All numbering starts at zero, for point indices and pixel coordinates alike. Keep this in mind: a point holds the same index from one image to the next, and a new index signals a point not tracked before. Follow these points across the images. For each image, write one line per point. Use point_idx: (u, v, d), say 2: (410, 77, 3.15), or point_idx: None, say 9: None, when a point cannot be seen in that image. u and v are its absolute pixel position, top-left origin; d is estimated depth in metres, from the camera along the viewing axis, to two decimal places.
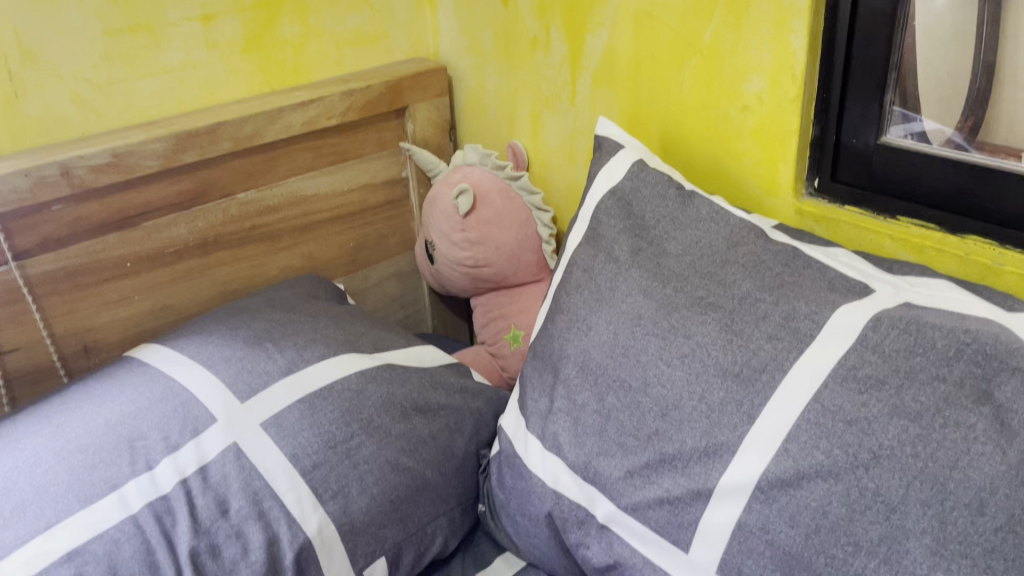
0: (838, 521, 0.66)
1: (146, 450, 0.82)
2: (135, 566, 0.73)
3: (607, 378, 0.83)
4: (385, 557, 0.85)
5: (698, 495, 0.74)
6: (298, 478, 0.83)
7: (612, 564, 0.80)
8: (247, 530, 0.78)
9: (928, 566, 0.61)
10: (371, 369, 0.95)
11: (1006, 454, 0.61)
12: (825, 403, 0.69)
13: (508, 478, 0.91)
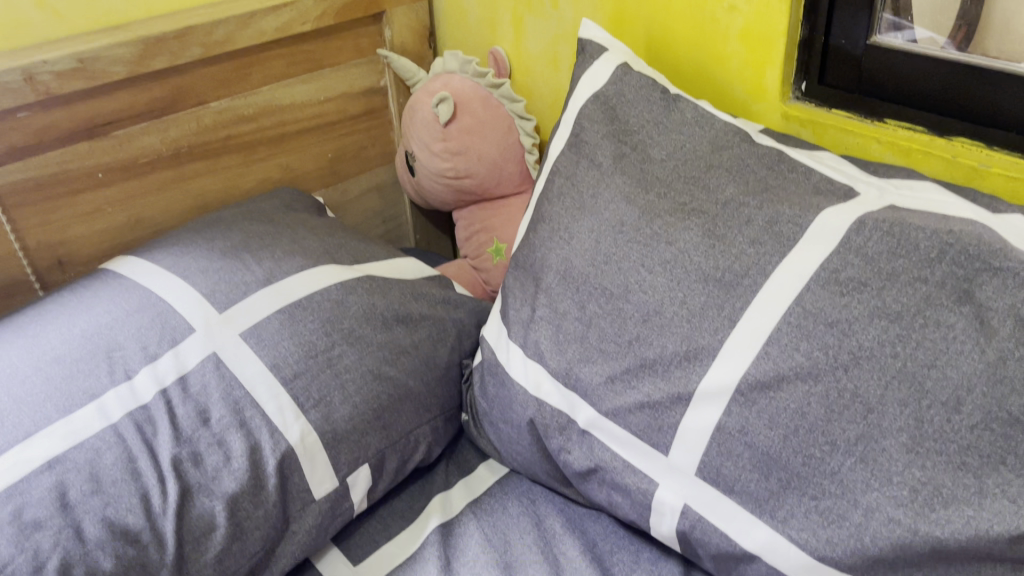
0: (816, 421, 0.66)
1: (123, 360, 0.82)
2: (117, 473, 0.74)
3: (588, 285, 0.82)
4: (368, 464, 0.85)
5: (678, 399, 0.74)
6: (279, 387, 0.83)
7: (594, 468, 0.81)
8: (229, 438, 0.79)
9: (904, 464, 0.62)
10: (351, 280, 0.94)
11: (984, 352, 0.61)
12: (807, 306, 0.68)
13: (490, 387, 0.91)
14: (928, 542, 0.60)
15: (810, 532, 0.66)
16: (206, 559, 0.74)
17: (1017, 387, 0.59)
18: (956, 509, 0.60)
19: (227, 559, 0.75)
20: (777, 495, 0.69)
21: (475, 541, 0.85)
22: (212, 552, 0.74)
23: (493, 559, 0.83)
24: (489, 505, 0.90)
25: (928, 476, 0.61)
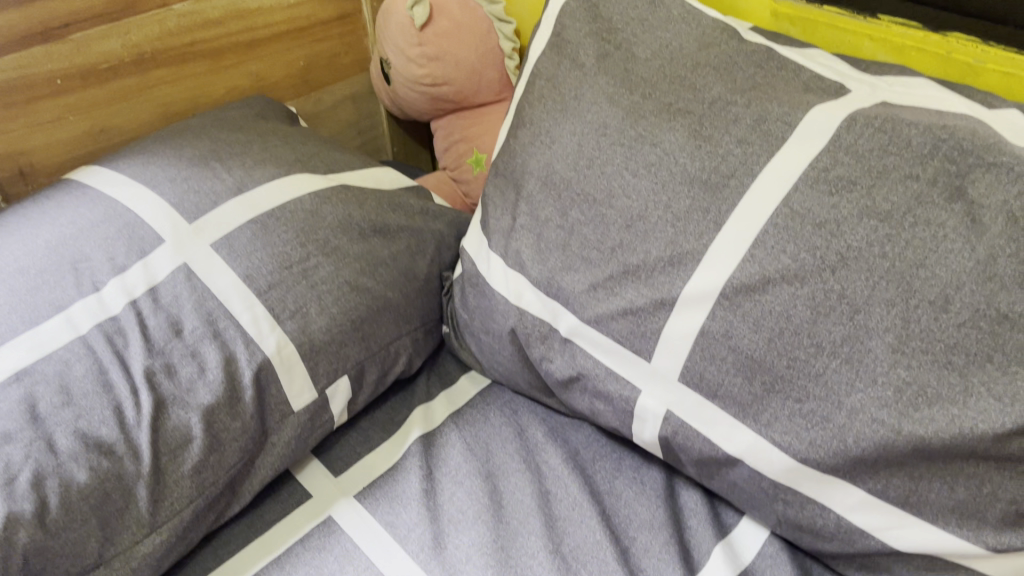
0: (802, 324, 0.65)
1: (91, 271, 0.79)
2: (89, 385, 0.72)
3: (570, 191, 0.80)
4: (347, 376, 0.84)
5: (661, 304, 0.72)
6: (253, 298, 0.80)
7: (576, 377, 0.80)
8: (203, 350, 0.77)
9: (889, 365, 0.61)
10: (325, 189, 0.91)
11: (975, 250, 0.59)
12: (794, 207, 0.67)
13: (471, 299, 0.89)
14: (911, 442, 0.60)
15: (793, 435, 0.66)
16: (184, 470, 0.73)
17: (1007, 285, 0.58)
18: (940, 409, 0.59)
19: (205, 470, 0.74)
20: (760, 399, 0.68)
21: (457, 452, 0.85)
22: (189, 464, 0.73)
23: (475, 468, 0.83)
24: (471, 417, 0.89)
25: (913, 376, 0.60)
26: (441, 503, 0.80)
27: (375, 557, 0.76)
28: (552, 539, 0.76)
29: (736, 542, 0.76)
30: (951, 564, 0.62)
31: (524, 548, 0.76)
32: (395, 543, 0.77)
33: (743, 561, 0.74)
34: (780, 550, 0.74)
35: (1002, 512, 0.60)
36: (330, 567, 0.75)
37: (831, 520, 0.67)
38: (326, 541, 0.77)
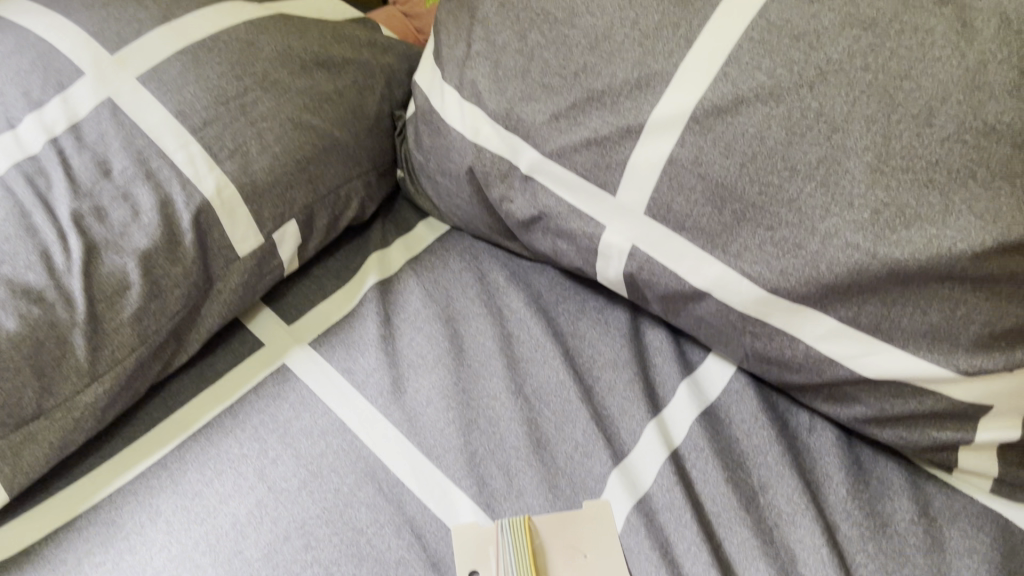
0: (776, 147, 0.61)
1: (5, 108, 0.75)
2: (10, 229, 0.68)
3: (530, 13, 0.73)
4: (296, 220, 0.79)
5: (628, 133, 0.67)
6: (188, 136, 0.74)
7: (538, 216, 0.76)
8: (135, 191, 0.71)
9: (867, 186, 0.58)
10: (263, 20, 0.83)
11: (964, 57, 0.55)
12: (771, 19, 0.61)
13: (425, 138, 0.83)
14: (887, 266, 0.57)
15: (764, 264, 0.63)
16: (123, 318, 0.69)
17: (996, 94, 0.54)
18: (919, 229, 0.56)
19: (147, 318, 0.70)
20: (730, 228, 0.64)
21: (416, 297, 0.82)
22: (129, 311, 0.69)
23: (434, 313, 0.80)
24: (429, 262, 0.85)
25: (892, 196, 0.57)
26: (400, 348, 0.78)
27: (333, 404, 0.74)
28: (515, 381, 0.75)
29: (702, 378, 0.74)
30: (919, 390, 0.61)
31: (486, 390, 0.74)
32: (353, 389, 0.75)
33: (708, 397, 0.73)
34: (747, 385, 0.73)
35: (975, 334, 0.58)
36: (285, 415, 0.73)
37: (800, 351, 0.65)
38: (281, 389, 0.75)
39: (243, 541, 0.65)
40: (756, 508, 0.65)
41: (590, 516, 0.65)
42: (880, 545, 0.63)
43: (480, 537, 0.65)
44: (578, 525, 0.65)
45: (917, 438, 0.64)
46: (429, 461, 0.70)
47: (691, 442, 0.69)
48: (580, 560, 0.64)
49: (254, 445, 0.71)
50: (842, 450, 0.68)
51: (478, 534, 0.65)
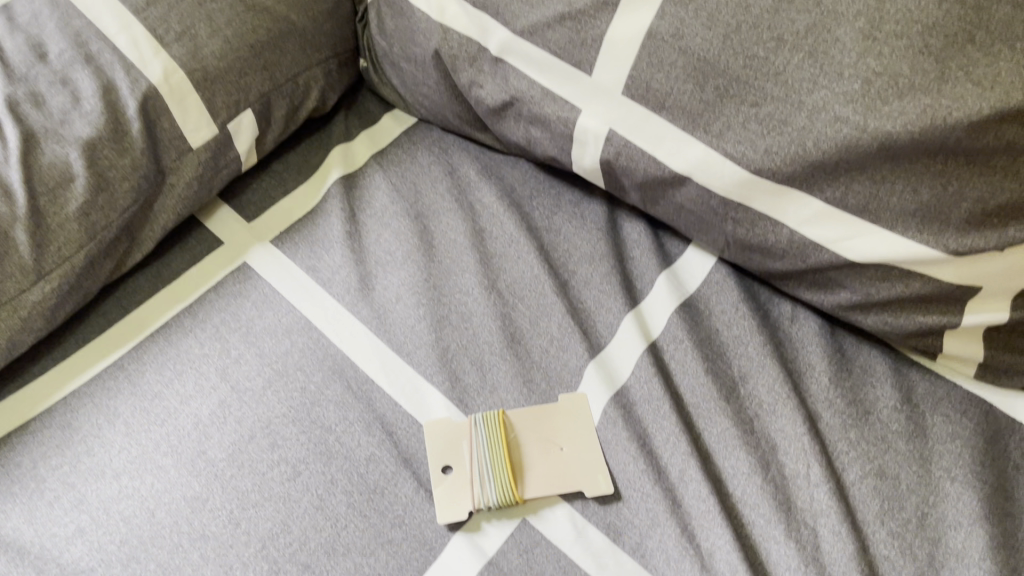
0: (762, 16, 0.57)
1: None
2: None
3: None
4: (252, 110, 0.75)
5: (604, 6, 0.63)
6: (129, 18, 0.69)
7: (510, 101, 0.72)
8: (75, 76, 0.67)
9: (858, 54, 0.54)
10: None
11: None
12: None
13: (388, 21, 0.78)
14: (877, 140, 0.54)
15: (747, 144, 0.60)
16: (69, 212, 0.65)
17: None
18: (913, 99, 0.53)
19: (95, 212, 0.66)
20: (712, 107, 0.61)
21: (382, 193, 0.78)
22: (74, 205, 0.65)
23: (402, 208, 0.76)
24: (396, 156, 0.81)
25: (884, 65, 0.53)
26: (367, 244, 0.74)
27: (297, 301, 0.70)
28: (487, 276, 0.71)
29: (680, 269, 0.72)
30: (906, 273, 0.59)
31: (458, 286, 0.71)
32: (318, 287, 0.71)
33: (688, 288, 0.70)
34: (728, 276, 0.70)
35: (967, 212, 0.55)
36: (248, 315, 0.70)
37: (784, 236, 0.62)
38: (243, 287, 0.71)
39: (206, 442, 0.63)
40: (736, 399, 0.64)
41: (566, 411, 0.64)
42: (862, 432, 0.61)
43: (453, 433, 0.63)
44: (554, 420, 0.63)
45: (903, 323, 0.62)
46: (399, 358, 0.67)
47: (670, 334, 0.67)
48: (557, 454, 0.62)
49: (215, 345, 0.68)
50: (824, 340, 0.67)
51: (451, 429, 0.63)
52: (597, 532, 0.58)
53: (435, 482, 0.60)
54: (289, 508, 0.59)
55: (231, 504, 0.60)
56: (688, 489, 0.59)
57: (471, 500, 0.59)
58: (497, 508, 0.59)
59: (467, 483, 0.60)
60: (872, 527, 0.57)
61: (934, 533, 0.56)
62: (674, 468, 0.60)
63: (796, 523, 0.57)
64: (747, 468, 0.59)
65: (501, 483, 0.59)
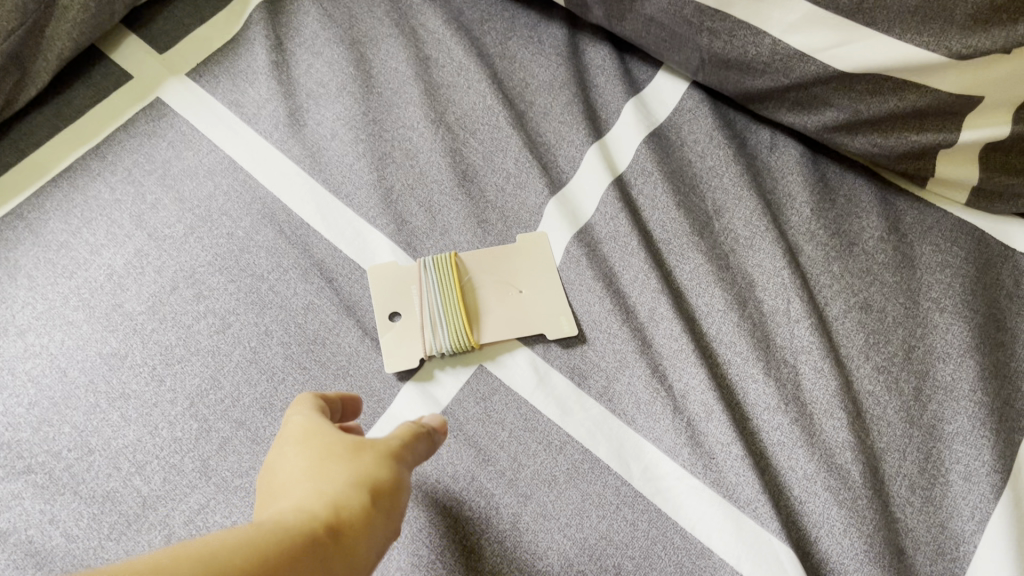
0: None
1: None
2: None
3: None
4: None
5: None
6: None
7: None
8: None
9: None
10: None
11: None
12: None
13: None
14: None
15: None
16: None
17: None
18: None
19: None
20: None
21: (313, 19, 0.68)
22: None
23: (335, 36, 0.67)
24: None
25: None
26: (297, 77, 0.66)
27: (220, 140, 0.62)
28: (435, 108, 0.64)
29: (650, 97, 0.65)
30: (900, 84, 0.53)
31: (401, 120, 0.63)
32: (243, 124, 0.63)
33: (657, 117, 0.63)
34: (701, 103, 0.63)
35: (973, 8, 0.48)
36: (164, 156, 0.62)
37: (766, 48, 0.55)
38: (157, 126, 0.63)
39: (122, 294, 0.56)
40: (711, 233, 0.58)
41: (526, 251, 0.58)
42: (846, 265, 0.56)
43: (400, 276, 0.57)
44: (512, 262, 0.57)
45: (892, 144, 0.56)
46: (336, 199, 0.60)
47: (637, 165, 0.60)
48: (515, 297, 0.56)
49: (128, 190, 0.60)
50: (806, 169, 0.61)
51: (398, 272, 0.57)
52: (560, 377, 0.53)
53: (381, 329, 0.55)
54: (218, 362, 0.53)
55: (153, 360, 0.53)
56: (659, 328, 0.54)
57: (423, 346, 0.54)
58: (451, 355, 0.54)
59: (417, 329, 0.54)
60: (856, 363, 0.53)
61: (920, 366, 0.52)
62: (643, 307, 0.55)
63: (775, 361, 0.53)
64: (723, 305, 0.55)
65: (455, 328, 0.54)
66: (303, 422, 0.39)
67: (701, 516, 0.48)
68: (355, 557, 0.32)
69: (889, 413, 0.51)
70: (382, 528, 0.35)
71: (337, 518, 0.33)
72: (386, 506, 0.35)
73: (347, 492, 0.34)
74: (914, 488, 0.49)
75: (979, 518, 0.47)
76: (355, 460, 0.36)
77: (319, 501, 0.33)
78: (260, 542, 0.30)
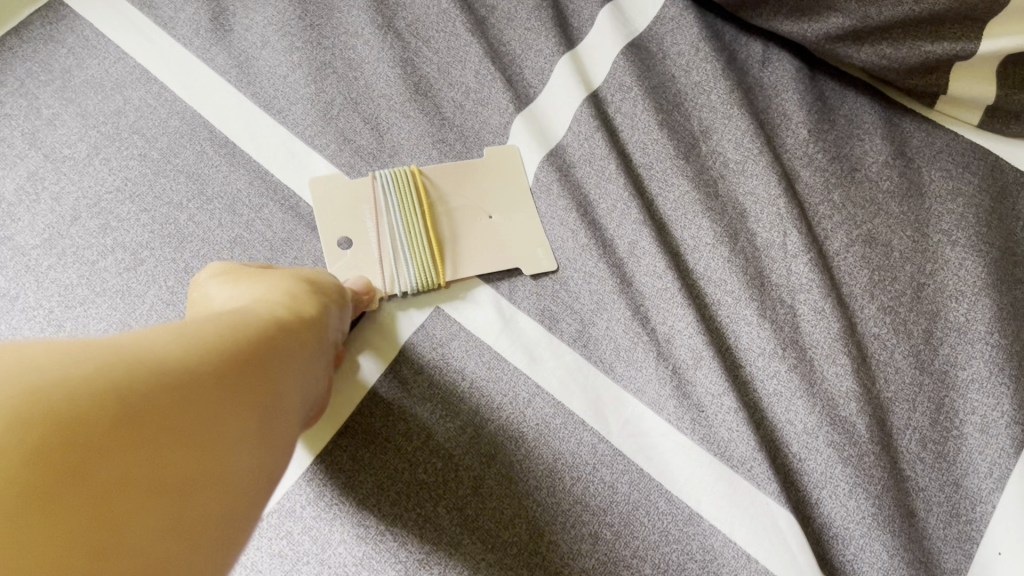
0: None
1: None
2: None
3: None
4: None
5: None
6: None
7: None
8: None
9: None
10: None
11: None
12: None
13: None
14: None
15: None
16: None
17: None
18: None
19: None
20: None
21: None
22: None
23: None
24: None
25: None
26: None
27: (129, 47, 0.53)
28: (382, 12, 0.55)
29: (628, 4, 0.57)
30: None
31: (342, 25, 0.55)
32: (157, 28, 0.54)
33: (635, 27, 0.56)
34: (685, 10, 0.56)
35: None
36: (64, 64, 0.53)
37: None
38: (55, 31, 0.54)
39: (13, 225, 0.47)
40: (697, 157, 0.51)
41: (496, 169, 0.51)
42: (847, 193, 0.50)
43: (352, 197, 0.49)
44: (482, 181, 0.50)
45: (905, 55, 0.49)
46: (268, 115, 0.52)
47: (614, 80, 0.53)
48: (486, 224, 0.49)
49: (20, 104, 0.51)
50: (803, 86, 0.54)
51: (349, 193, 0.49)
52: (527, 320, 0.47)
53: (330, 260, 0.47)
54: (128, 305, 0.46)
55: (50, 302, 0.45)
56: (640, 265, 0.47)
57: (381, 278, 0.47)
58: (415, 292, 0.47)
59: (373, 258, 0.47)
60: (860, 303, 0.47)
61: (931, 307, 0.46)
62: (622, 241, 0.48)
63: (770, 301, 0.46)
64: (712, 238, 0.48)
65: (420, 260, 0.47)
66: (220, 270, 0.41)
67: (690, 477, 0.42)
68: (316, 340, 0.36)
69: (897, 359, 0.45)
70: (333, 312, 0.39)
71: (293, 308, 0.36)
72: (331, 297, 0.40)
73: (295, 284, 0.38)
74: (925, 443, 0.43)
75: (998, 476, 0.42)
76: (290, 272, 0.40)
77: (272, 294, 0.37)
78: (231, 316, 0.32)
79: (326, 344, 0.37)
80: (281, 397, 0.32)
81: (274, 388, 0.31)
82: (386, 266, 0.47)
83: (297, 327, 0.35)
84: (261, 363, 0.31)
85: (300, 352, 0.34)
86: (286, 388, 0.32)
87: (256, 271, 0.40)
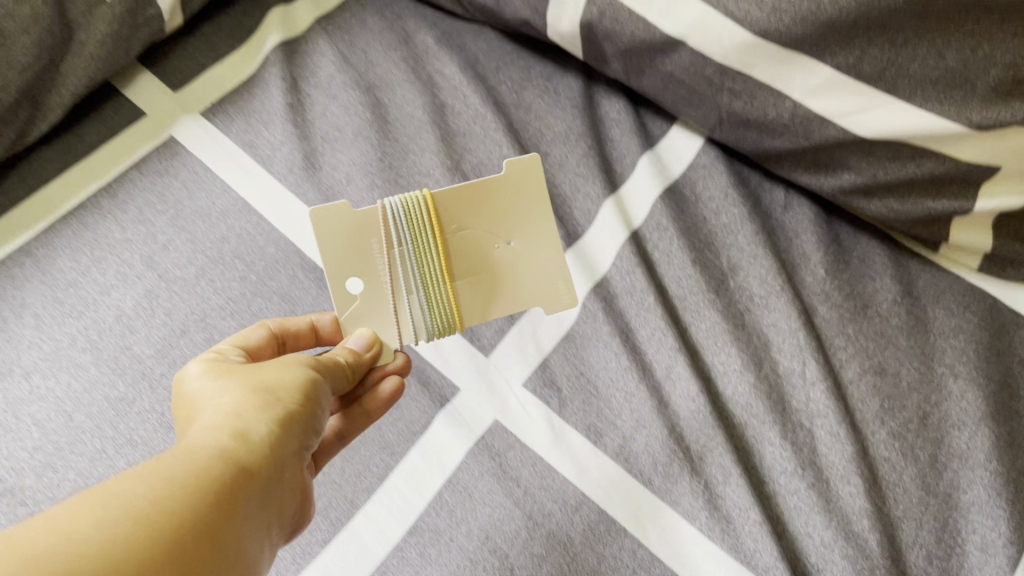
0: None
1: None
2: None
3: None
4: None
5: None
6: None
7: None
8: None
9: None
10: None
11: None
12: None
13: None
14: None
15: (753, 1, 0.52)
16: None
17: None
18: None
19: None
20: None
21: (329, 62, 0.68)
22: None
23: (351, 79, 0.67)
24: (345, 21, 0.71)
25: None
26: (312, 119, 0.65)
27: (231, 180, 0.62)
28: (451, 156, 0.63)
29: (666, 153, 0.65)
30: (918, 151, 0.53)
31: (416, 166, 0.63)
32: (256, 165, 0.62)
33: (671, 173, 0.64)
34: (716, 159, 0.64)
35: (996, 80, 0.50)
36: (176, 195, 0.61)
37: (786, 110, 0.55)
38: (169, 165, 0.62)
39: (131, 336, 0.55)
40: (726, 291, 0.58)
41: (511, 185, 0.50)
42: (860, 327, 0.56)
43: (359, 225, 0.48)
44: (497, 205, 0.50)
45: (909, 208, 0.56)
46: None
47: (653, 220, 0.60)
48: (502, 251, 0.50)
49: (139, 229, 0.59)
50: (821, 229, 0.61)
51: (357, 223, 0.48)
52: (576, 434, 0.53)
53: (340, 302, 0.49)
54: None
55: (162, 406, 0.53)
56: (676, 388, 0.53)
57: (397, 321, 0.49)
58: (429, 325, 0.50)
59: (385, 303, 0.49)
60: (871, 428, 0.53)
61: (936, 433, 0.52)
62: (660, 365, 0.54)
63: (791, 424, 0.52)
64: (739, 365, 0.54)
65: (436, 302, 0.49)
66: (207, 370, 0.42)
67: None
68: (273, 468, 0.38)
69: (906, 480, 0.51)
70: (295, 431, 0.40)
71: (247, 436, 0.37)
72: (297, 414, 0.41)
73: (254, 406, 0.39)
74: (931, 558, 0.49)
75: None
76: (255, 383, 0.41)
77: (228, 424, 0.38)
78: (177, 463, 0.34)
79: (285, 467, 0.39)
80: (232, 536, 0.34)
81: (227, 543, 0.34)
82: (401, 307, 0.49)
83: (248, 454, 0.37)
84: (215, 511, 0.34)
85: (255, 482, 0.36)
86: (237, 524, 0.35)
87: (226, 381, 0.41)
